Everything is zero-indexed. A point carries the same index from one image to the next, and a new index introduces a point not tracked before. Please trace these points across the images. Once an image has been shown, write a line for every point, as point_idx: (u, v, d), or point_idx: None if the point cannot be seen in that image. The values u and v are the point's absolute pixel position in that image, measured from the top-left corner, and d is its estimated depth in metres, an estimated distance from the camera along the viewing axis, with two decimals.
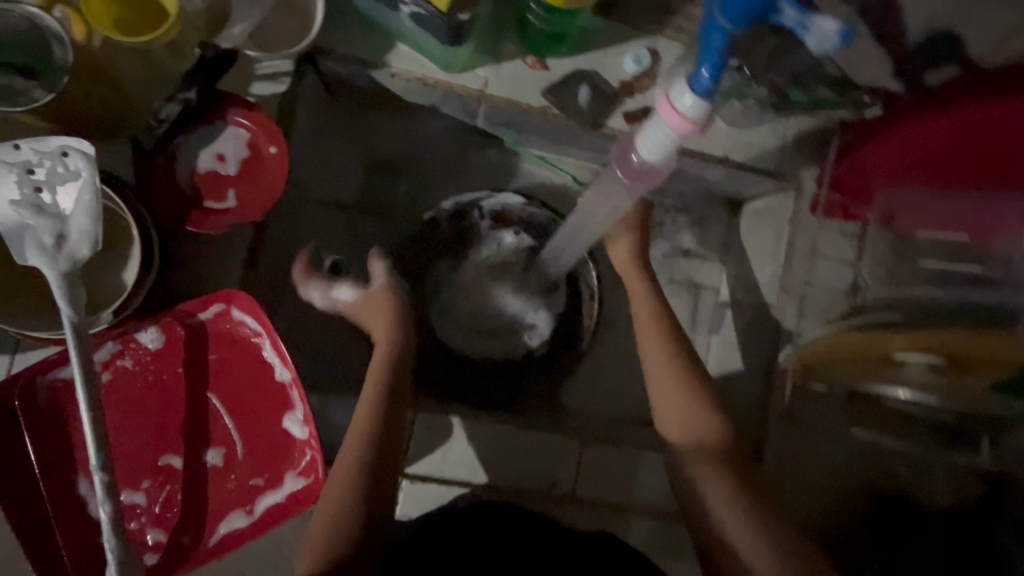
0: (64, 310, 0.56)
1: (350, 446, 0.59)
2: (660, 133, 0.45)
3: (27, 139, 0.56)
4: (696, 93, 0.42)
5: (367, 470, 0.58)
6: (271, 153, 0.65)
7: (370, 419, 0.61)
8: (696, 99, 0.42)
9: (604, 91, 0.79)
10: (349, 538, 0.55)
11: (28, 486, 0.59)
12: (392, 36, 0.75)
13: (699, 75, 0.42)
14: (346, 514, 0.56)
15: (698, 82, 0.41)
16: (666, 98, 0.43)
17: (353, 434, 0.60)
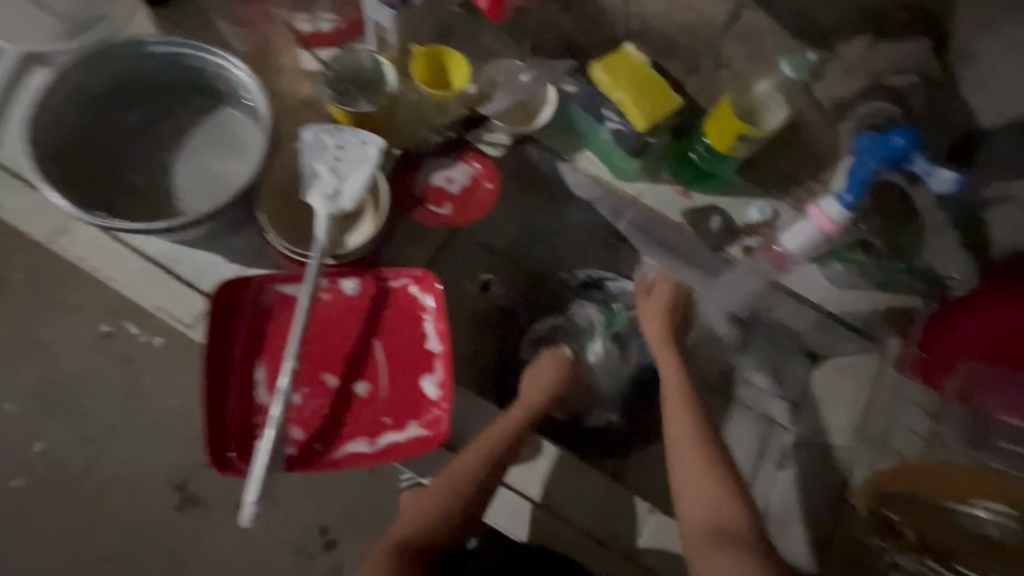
0: (320, 239, 0.75)
1: (446, 484, 0.75)
2: (805, 230, 0.79)
3: (346, 128, 0.82)
4: (840, 207, 0.76)
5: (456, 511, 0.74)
6: (487, 188, 0.88)
7: (470, 476, 0.74)
8: (839, 212, 0.76)
9: (732, 226, 0.94)
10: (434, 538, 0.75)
11: (225, 358, 0.73)
12: (584, 142, 0.97)
13: (843, 197, 0.76)
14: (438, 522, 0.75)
15: (844, 201, 0.75)
16: (818, 210, 0.77)
17: (455, 478, 0.74)
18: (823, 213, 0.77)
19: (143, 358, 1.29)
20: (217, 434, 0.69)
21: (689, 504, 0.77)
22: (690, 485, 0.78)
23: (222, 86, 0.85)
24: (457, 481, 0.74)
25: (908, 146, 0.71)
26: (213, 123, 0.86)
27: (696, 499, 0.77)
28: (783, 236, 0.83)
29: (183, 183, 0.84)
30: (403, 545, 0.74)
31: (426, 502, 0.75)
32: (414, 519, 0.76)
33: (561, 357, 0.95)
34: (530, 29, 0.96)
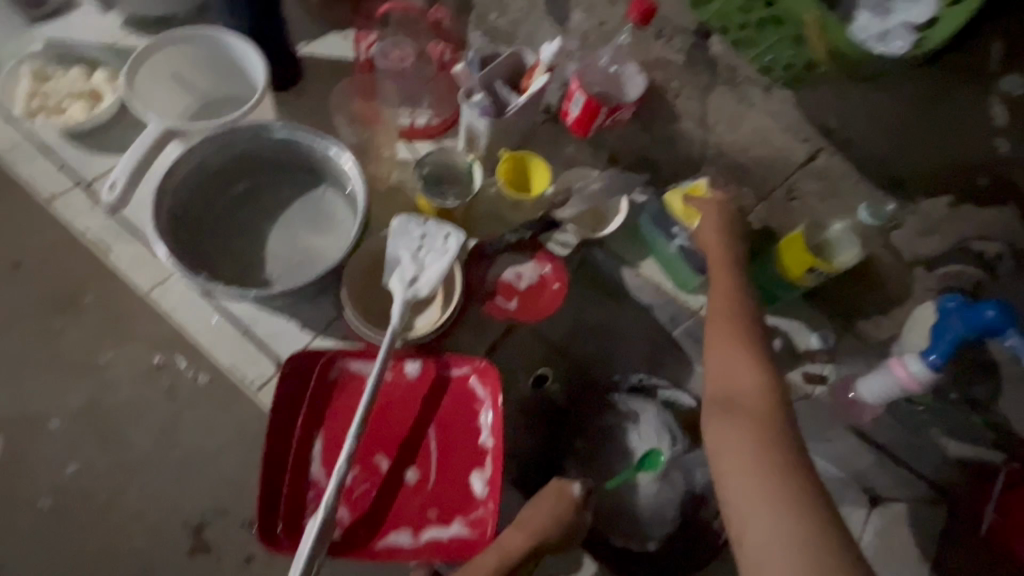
0: (393, 323, 0.79)
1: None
2: (885, 381, 0.78)
3: (431, 219, 0.86)
4: (923, 364, 0.74)
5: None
6: (554, 287, 0.91)
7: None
8: (922, 368, 0.74)
9: (793, 350, 0.92)
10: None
11: (285, 426, 0.75)
12: (649, 250, 1.02)
13: (930, 356, 0.73)
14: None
15: (928, 360, 0.73)
16: (901, 362, 0.76)
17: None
18: (907, 369, 0.75)
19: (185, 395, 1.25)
20: (269, 508, 0.71)
21: (752, 535, 0.59)
22: (748, 517, 0.61)
23: (325, 170, 0.93)
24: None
25: (1003, 321, 0.68)
26: (311, 201, 0.94)
27: (756, 522, 0.60)
28: (859, 381, 0.82)
29: (275, 250, 0.91)
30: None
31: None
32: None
33: (563, 492, 0.73)
34: (609, 142, 1.03)
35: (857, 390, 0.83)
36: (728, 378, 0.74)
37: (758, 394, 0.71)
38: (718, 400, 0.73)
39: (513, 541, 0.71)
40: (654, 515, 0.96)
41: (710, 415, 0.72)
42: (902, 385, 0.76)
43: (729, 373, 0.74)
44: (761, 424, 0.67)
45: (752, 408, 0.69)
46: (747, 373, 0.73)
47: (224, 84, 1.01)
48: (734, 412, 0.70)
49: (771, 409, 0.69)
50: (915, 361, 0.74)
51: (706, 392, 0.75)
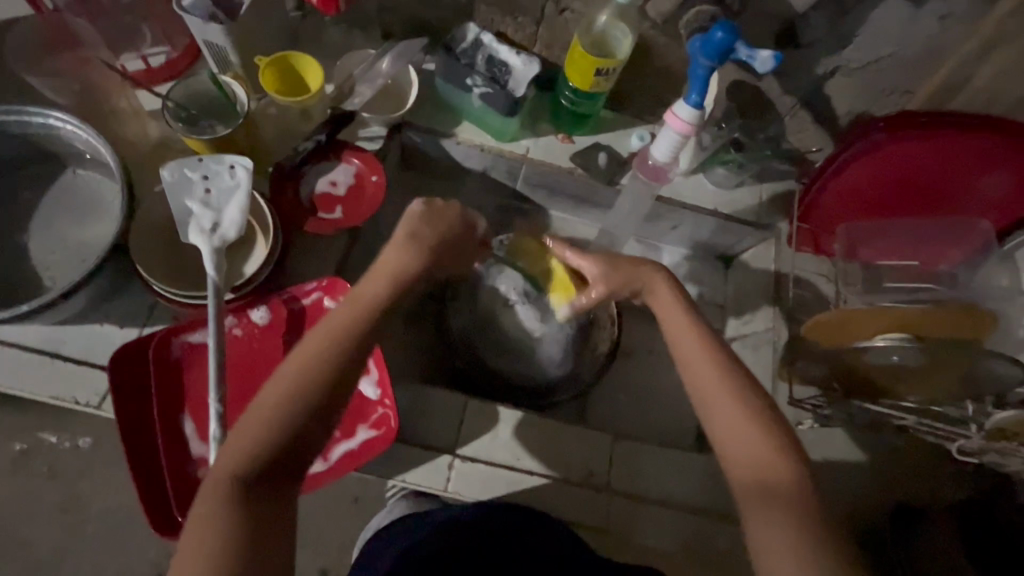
0: (211, 274, 0.72)
1: (284, 392, 0.56)
2: (669, 138, 0.80)
3: (208, 157, 0.77)
4: (690, 108, 0.76)
5: (297, 426, 0.55)
6: (373, 181, 0.87)
7: (330, 366, 0.58)
8: (691, 112, 0.76)
9: (618, 158, 1.01)
10: (276, 458, 0.55)
11: (142, 423, 0.70)
12: (459, 114, 0.99)
13: (691, 97, 0.76)
14: (275, 438, 0.54)
15: (692, 102, 0.76)
16: (672, 113, 0.78)
17: (303, 378, 0.57)
18: (677, 116, 0.78)
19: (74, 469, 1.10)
20: (158, 501, 0.67)
21: (764, 552, 0.54)
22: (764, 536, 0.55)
23: (64, 150, 0.79)
24: (310, 384, 0.56)
25: (730, 36, 0.69)
26: (66, 191, 0.80)
27: (776, 553, 0.53)
28: (651, 149, 0.84)
29: (44, 260, 0.77)
30: (234, 480, 0.53)
31: (251, 429, 0.54)
32: (244, 439, 0.54)
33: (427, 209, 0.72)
34: (372, 15, 0.95)
35: (652, 156, 0.85)
36: (749, 466, 0.59)
37: (791, 478, 0.57)
38: (752, 484, 0.58)
39: (401, 250, 0.68)
40: (552, 356, 0.99)
41: (748, 509, 0.57)
42: (680, 134, 0.78)
43: (761, 457, 0.58)
44: (793, 506, 0.55)
45: (786, 497, 0.56)
46: (749, 436, 0.60)
47: None
48: (773, 507, 0.55)
49: (789, 470, 0.57)
50: (682, 107, 0.76)
51: (737, 480, 0.59)
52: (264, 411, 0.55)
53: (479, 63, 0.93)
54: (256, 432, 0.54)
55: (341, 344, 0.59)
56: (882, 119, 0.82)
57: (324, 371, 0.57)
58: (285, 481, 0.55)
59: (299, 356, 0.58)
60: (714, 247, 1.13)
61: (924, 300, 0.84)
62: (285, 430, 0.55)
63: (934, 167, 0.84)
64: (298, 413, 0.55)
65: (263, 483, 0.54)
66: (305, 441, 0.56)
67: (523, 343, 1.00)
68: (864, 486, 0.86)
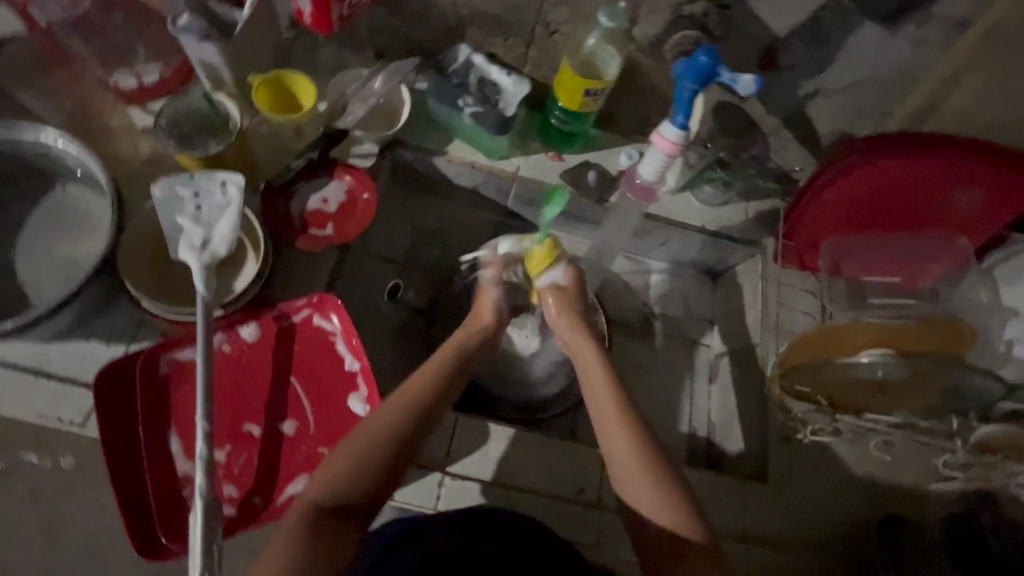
0: (200, 290, 0.72)
1: (362, 443, 0.67)
2: (656, 156, 0.87)
3: (199, 174, 0.78)
4: (677, 128, 0.82)
5: (372, 474, 0.65)
6: (365, 199, 0.87)
7: (399, 432, 0.69)
8: (678, 132, 0.82)
9: (607, 176, 1.03)
10: (346, 501, 0.64)
11: (126, 441, 0.68)
12: (450, 132, 1.01)
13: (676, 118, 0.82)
14: (347, 483, 0.64)
15: (678, 122, 0.82)
16: (659, 133, 0.84)
17: (377, 438, 0.67)
18: (664, 138, 0.84)
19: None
20: (142, 523, 0.65)
21: None
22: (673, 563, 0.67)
23: (53, 167, 0.79)
24: (387, 435, 0.68)
25: (713, 60, 0.75)
26: (54, 208, 0.80)
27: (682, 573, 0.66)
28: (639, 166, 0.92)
29: (30, 276, 0.77)
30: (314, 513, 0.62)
31: (336, 469, 0.65)
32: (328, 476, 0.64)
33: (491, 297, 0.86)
34: (365, 36, 0.97)
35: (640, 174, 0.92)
36: (656, 510, 0.69)
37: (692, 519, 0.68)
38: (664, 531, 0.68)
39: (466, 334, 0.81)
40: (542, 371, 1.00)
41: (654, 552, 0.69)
42: (665, 154, 0.85)
43: (667, 496, 0.70)
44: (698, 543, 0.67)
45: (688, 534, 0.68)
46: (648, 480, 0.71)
47: None
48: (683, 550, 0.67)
49: (693, 525, 0.68)
50: (669, 127, 0.82)
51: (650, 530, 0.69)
52: (347, 456, 0.66)
53: (471, 82, 0.95)
54: (340, 471, 0.65)
55: (409, 414, 0.70)
56: (870, 141, 0.83)
57: (402, 428, 0.69)
58: (349, 520, 0.63)
59: (376, 420, 0.69)
60: (701, 263, 1.16)
61: (910, 314, 0.84)
62: (363, 477, 0.65)
63: (917, 184, 0.86)
64: (374, 461, 0.66)
65: (334, 518, 0.62)
66: (374, 489, 0.65)
67: (514, 359, 1.00)
68: (844, 498, 0.88)
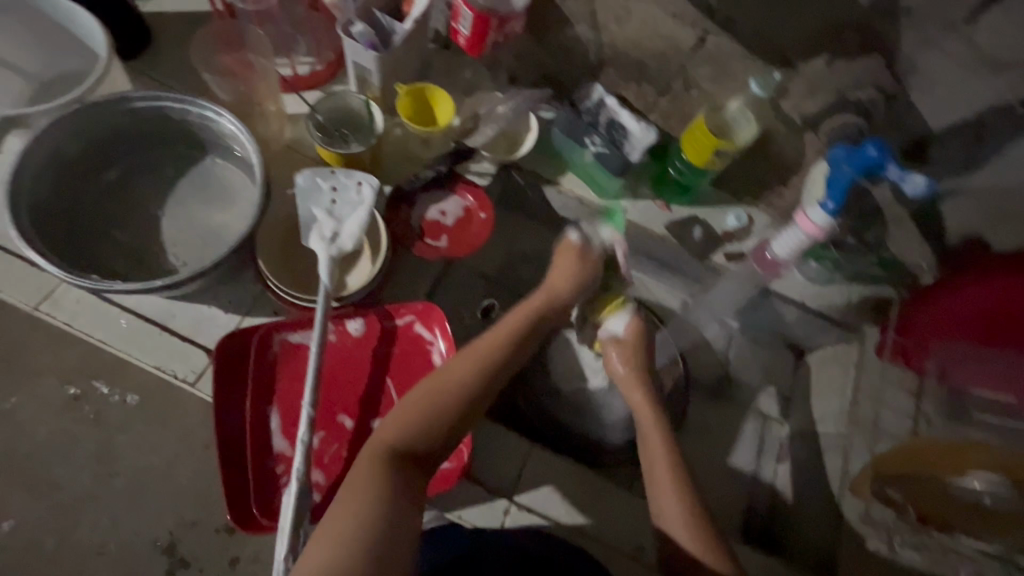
0: (324, 281, 0.75)
1: (433, 393, 0.69)
2: (795, 235, 0.86)
3: (339, 170, 0.82)
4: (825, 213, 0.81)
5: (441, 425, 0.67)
6: (481, 218, 0.90)
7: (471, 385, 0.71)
8: (826, 217, 0.81)
9: (712, 234, 1.04)
10: (414, 447, 0.66)
11: (234, 409, 0.72)
12: (566, 165, 1.03)
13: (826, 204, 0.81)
14: (422, 425, 0.67)
15: (827, 208, 0.81)
16: (805, 214, 0.83)
17: (451, 389, 0.70)
18: (809, 218, 0.83)
19: (116, 420, 0.97)
20: (235, 491, 0.68)
21: None
22: None
23: (211, 139, 0.85)
24: (459, 388, 0.70)
25: (882, 155, 0.74)
26: (203, 176, 0.86)
27: None
28: (773, 243, 0.92)
29: (170, 236, 0.83)
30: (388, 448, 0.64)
31: (407, 414, 0.67)
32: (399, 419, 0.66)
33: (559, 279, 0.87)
34: (505, 62, 1.01)
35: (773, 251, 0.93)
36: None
37: None
38: None
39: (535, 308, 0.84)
40: (613, 415, 0.99)
41: None
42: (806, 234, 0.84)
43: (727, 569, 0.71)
44: None
45: None
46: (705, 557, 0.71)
47: (59, 62, 0.87)
48: None
49: None
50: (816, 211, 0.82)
51: None
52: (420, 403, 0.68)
53: (601, 122, 0.96)
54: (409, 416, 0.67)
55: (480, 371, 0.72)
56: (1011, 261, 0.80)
57: (471, 385, 0.70)
58: (415, 465, 0.65)
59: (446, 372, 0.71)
60: (788, 336, 1.12)
61: None
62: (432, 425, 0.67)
63: None
64: (442, 412, 0.68)
65: (404, 460, 0.64)
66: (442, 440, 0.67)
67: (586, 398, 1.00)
68: None
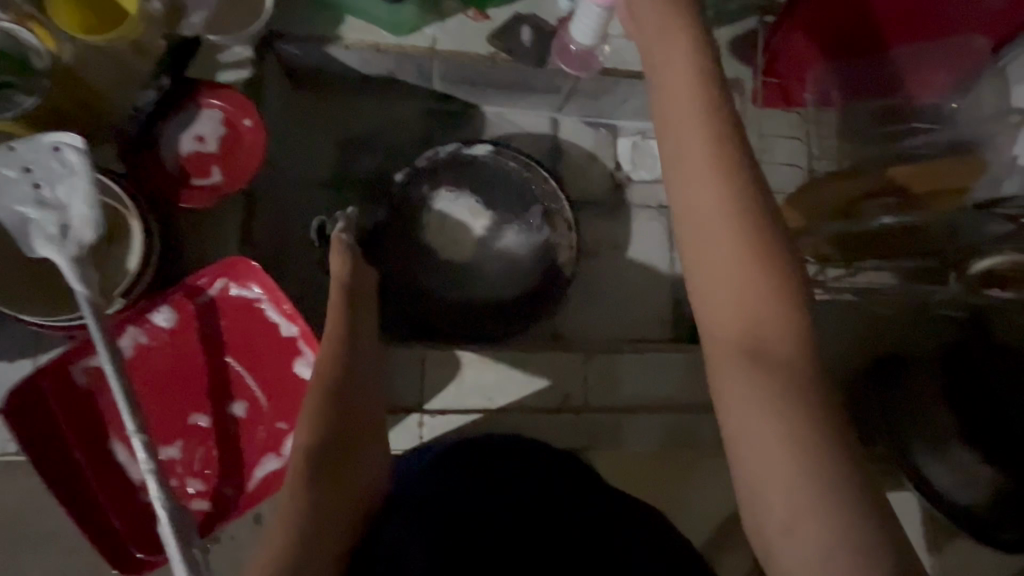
0: (79, 290, 0.59)
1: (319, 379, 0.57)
2: (590, 11, 0.74)
3: (20, 141, 0.60)
4: None
5: (329, 431, 0.55)
6: (248, 126, 0.70)
7: (335, 358, 0.59)
8: None
9: (544, 29, 0.84)
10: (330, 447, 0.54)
11: (65, 464, 0.62)
12: (341, 9, 0.80)
13: None
14: (319, 430, 0.55)
15: None
16: None
17: (321, 370, 0.58)
18: None
19: None
20: (110, 542, 0.61)
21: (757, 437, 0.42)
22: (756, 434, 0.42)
23: None
24: (329, 362, 0.58)
25: None
26: None
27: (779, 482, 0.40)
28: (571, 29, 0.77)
29: None
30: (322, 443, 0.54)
31: (312, 414, 0.55)
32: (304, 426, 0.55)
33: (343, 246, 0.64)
34: None
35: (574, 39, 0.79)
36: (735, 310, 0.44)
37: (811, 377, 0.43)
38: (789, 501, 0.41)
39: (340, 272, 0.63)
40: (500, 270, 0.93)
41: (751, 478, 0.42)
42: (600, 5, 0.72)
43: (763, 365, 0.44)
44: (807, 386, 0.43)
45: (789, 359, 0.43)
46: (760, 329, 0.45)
47: None
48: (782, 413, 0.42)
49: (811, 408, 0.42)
50: None
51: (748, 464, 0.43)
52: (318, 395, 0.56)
53: None
54: (312, 415, 0.55)
55: (334, 340, 0.60)
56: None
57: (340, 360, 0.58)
58: (342, 468, 0.54)
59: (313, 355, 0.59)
60: None
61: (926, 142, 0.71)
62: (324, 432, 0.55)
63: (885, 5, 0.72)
64: (335, 398, 0.57)
65: (329, 473, 0.53)
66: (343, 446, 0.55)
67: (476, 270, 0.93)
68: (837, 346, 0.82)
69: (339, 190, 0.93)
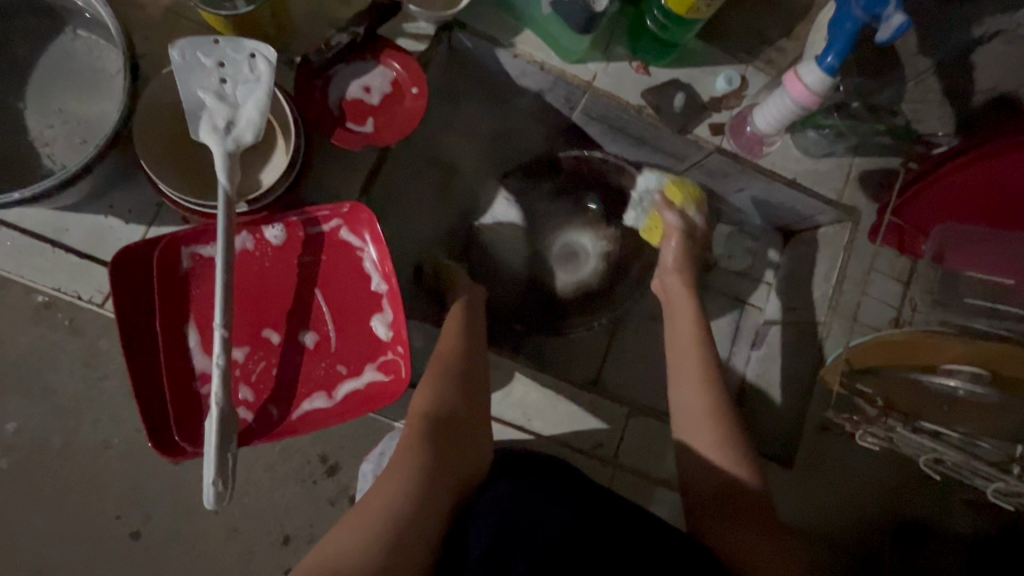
0: (222, 183, 0.63)
1: (440, 356, 0.68)
2: (782, 102, 0.75)
3: (224, 38, 0.66)
4: (823, 71, 0.70)
5: (444, 399, 0.64)
6: (413, 93, 0.75)
7: (460, 345, 0.69)
8: (822, 76, 0.70)
9: (696, 101, 0.87)
10: (443, 414, 0.63)
11: (144, 331, 0.65)
12: (522, 20, 0.84)
13: (827, 60, 0.69)
14: (438, 396, 0.64)
15: (826, 65, 0.69)
16: (798, 76, 0.72)
17: (446, 349, 0.68)
18: (802, 82, 0.72)
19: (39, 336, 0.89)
20: (154, 417, 0.63)
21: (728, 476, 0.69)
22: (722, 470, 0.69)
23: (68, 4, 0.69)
24: (454, 343, 0.69)
25: None
26: (59, 57, 0.70)
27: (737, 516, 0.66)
28: (757, 116, 0.80)
29: (37, 136, 0.69)
30: (427, 423, 0.62)
31: (432, 384, 0.65)
32: (423, 393, 0.64)
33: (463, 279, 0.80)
34: None
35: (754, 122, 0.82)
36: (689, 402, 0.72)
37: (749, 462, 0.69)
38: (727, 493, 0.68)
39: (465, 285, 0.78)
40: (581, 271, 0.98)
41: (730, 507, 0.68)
42: (797, 102, 0.73)
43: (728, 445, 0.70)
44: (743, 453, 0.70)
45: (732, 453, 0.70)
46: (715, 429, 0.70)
47: None
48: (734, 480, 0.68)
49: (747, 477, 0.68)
50: (811, 71, 0.71)
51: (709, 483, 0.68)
52: (440, 371, 0.66)
53: None
54: (431, 384, 0.65)
55: (459, 331, 0.70)
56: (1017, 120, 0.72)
57: (465, 345, 0.69)
58: (450, 434, 0.62)
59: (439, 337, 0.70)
60: (776, 218, 1.01)
61: None
62: (441, 403, 0.63)
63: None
64: (453, 374, 0.66)
65: (438, 432, 0.61)
66: (456, 425, 0.63)
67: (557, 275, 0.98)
68: (873, 483, 0.85)
69: (453, 178, 0.98)
